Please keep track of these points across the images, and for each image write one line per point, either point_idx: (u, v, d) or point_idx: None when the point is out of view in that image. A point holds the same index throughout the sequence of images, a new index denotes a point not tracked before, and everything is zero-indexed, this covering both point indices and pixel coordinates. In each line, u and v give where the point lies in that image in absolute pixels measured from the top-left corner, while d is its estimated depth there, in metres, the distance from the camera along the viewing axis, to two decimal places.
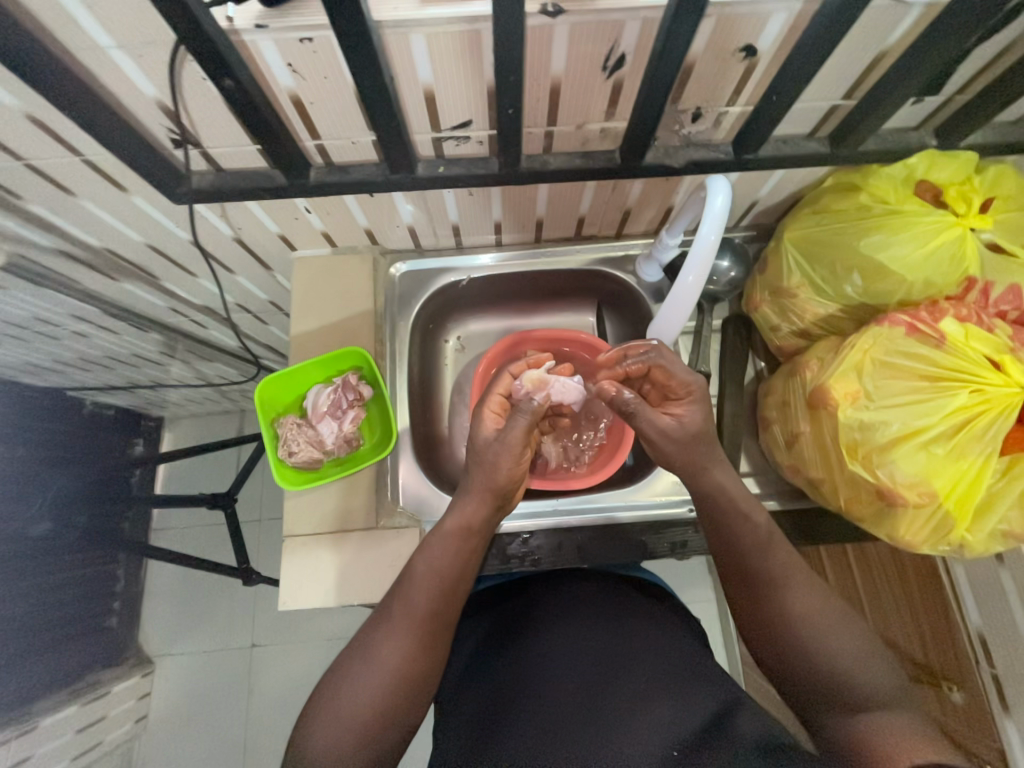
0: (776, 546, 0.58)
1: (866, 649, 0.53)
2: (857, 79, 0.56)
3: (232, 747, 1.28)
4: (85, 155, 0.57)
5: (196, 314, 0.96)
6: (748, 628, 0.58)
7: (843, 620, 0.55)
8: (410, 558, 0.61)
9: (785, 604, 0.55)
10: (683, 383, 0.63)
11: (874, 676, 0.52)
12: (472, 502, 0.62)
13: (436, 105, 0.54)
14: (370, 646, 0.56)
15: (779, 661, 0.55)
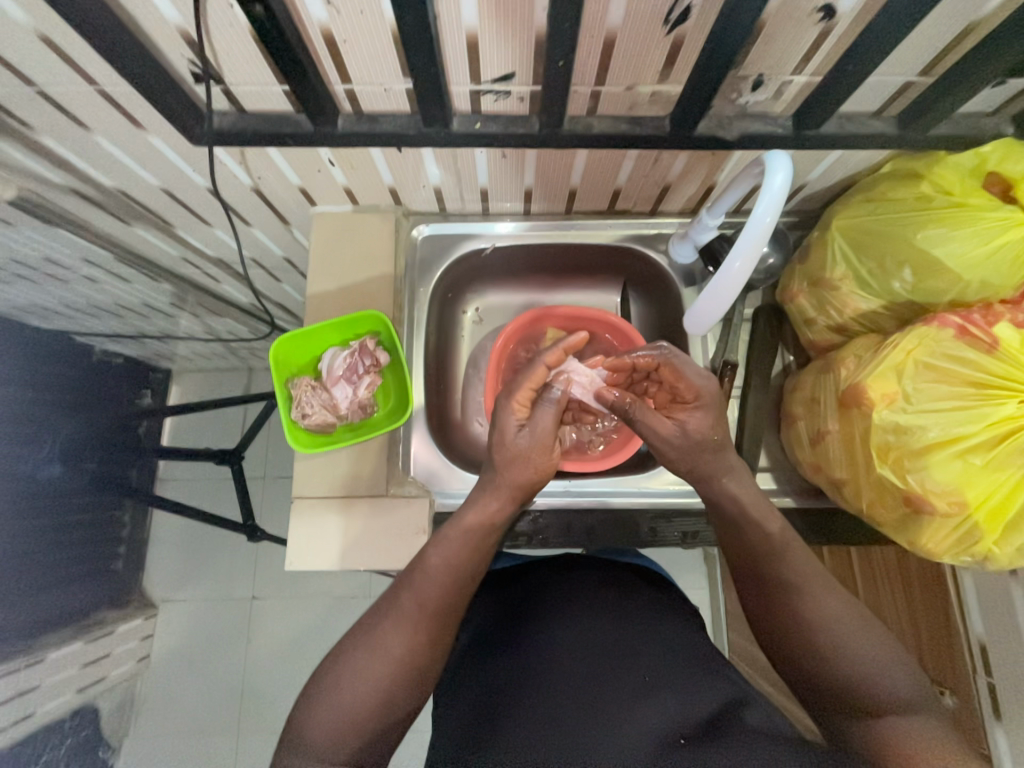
0: (792, 553, 0.57)
1: (888, 656, 0.53)
2: (939, 54, 0.51)
3: (231, 692, 1.33)
4: (100, 85, 0.54)
5: (209, 266, 0.94)
6: (763, 630, 0.58)
7: (865, 627, 0.54)
8: (424, 549, 0.60)
9: (801, 611, 0.55)
10: (692, 386, 0.61)
11: (895, 683, 0.51)
12: (495, 501, 0.61)
13: (478, 54, 0.50)
14: (380, 627, 0.57)
15: (794, 665, 0.55)
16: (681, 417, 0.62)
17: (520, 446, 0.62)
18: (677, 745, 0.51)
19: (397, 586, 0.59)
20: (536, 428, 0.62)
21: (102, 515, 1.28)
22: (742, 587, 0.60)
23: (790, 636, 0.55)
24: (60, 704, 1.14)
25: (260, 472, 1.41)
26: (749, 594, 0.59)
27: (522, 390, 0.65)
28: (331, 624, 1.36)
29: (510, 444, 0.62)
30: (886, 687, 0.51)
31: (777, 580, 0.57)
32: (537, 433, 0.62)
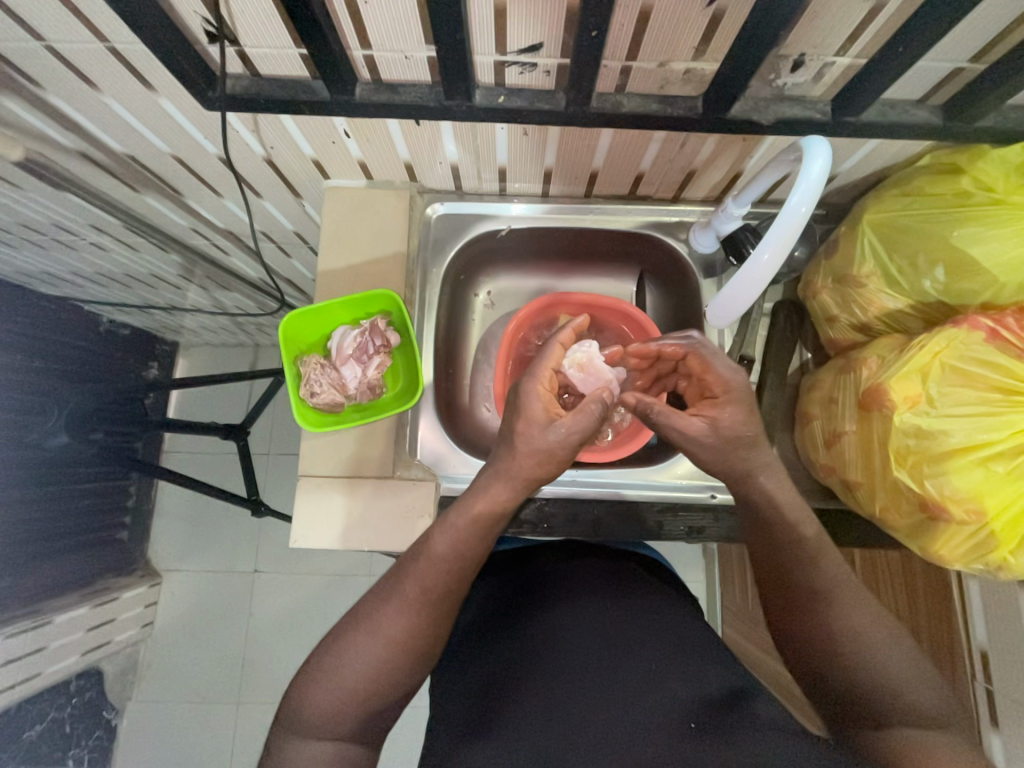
0: (824, 562, 0.56)
1: (915, 670, 0.52)
2: (994, 39, 0.48)
3: (231, 661, 1.35)
4: (110, 42, 0.51)
5: (219, 239, 0.92)
6: (784, 636, 0.57)
7: (896, 641, 0.53)
8: (430, 534, 0.58)
9: (829, 622, 0.54)
10: (721, 379, 0.59)
11: (919, 696, 0.51)
12: (501, 487, 0.59)
13: (506, 22, 0.48)
14: (381, 611, 0.56)
15: (815, 673, 0.54)
16: (713, 414, 0.58)
17: (548, 438, 0.59)
18: (688, 728, 0.51)
19: (400, 570, 0.58)
20: (566, 422, 0.59)
21: (107, 484, 1.29)
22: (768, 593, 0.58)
23: (816, 646, 0.54)
24: (66, 666, 1.17)
25: (265, 448, 1.42)
26: (773, 601, 0.58)
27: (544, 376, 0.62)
28: (331, 600, 1.37)
29: (537, 433, 0.59)
30: (910, 700, 0.51)
31: (806, 590, 0.55)
32: (567, 426, 0.59)
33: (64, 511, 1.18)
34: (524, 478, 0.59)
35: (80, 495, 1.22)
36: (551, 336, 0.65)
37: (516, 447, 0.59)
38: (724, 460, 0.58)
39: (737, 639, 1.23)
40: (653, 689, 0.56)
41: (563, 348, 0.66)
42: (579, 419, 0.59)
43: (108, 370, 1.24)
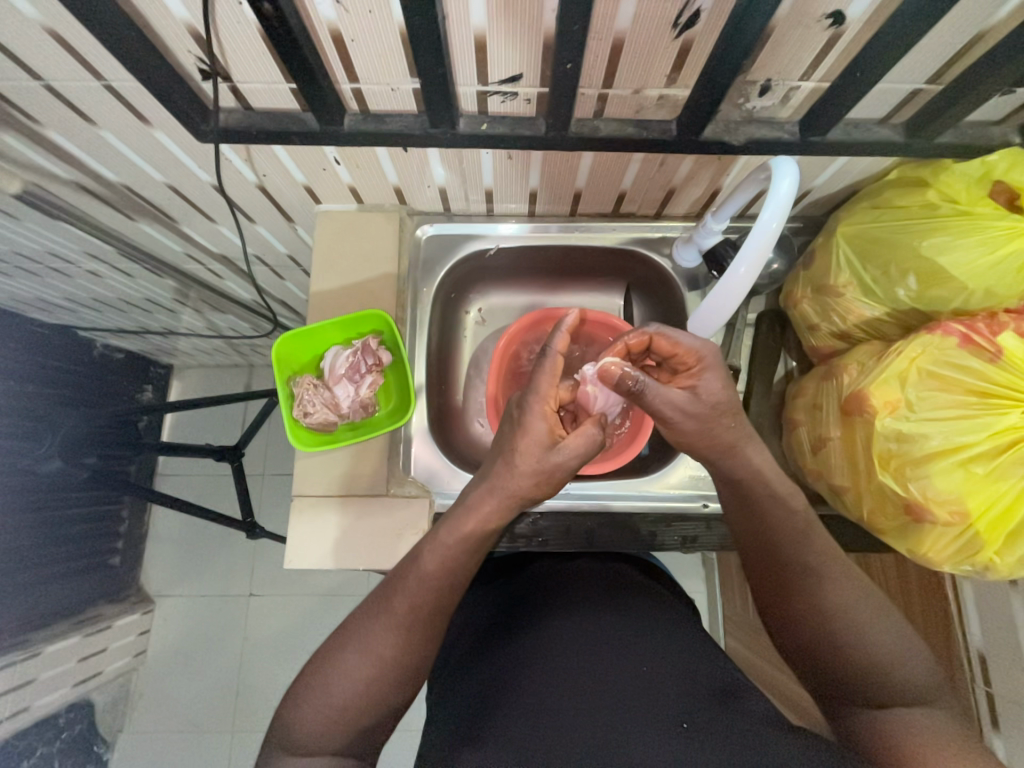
0: (813, 538, 0.57)
1: (906, 646, 0.53)
2: (947, 63, 0.51)
3: (226, 688, 1.33)
4: (107, 81, 0.54)
5: (213, 263, 0.94)
6: (778, 621, 0.58)
7: (886, 617, 0.55)
8: (420, 553, 0.59)
9: (822, 599, 0.55)
10: (692, 350, 0.58)
11: (911, 673, 0.52)
12: (489, 502, 0.60)
13: (486, 55, 0.50)
14: (371, 629, 0.56)
15: (810, 654, 0.55)
16: (692, 383, 0.58)
17: (550, 460, 0.60)
18: (681, 729, 0.51)
19: (389, 587, 0.59)
20: (570, 444, 0.60)
21: (100, 510, 1.28)
22: (759, 576, 0.59)
23: (810, 625, 0.55)
24: (56, 699, 1.14)
25: (260, 469, 1.41)
26: (765, 584, 0.59)
27: (548, 393, 0.61)
28: (328, 621, 1.36)
29: (538, 455, 0.59)
30: (903, 677, 0.52)
31: (800, 568, 0.56)
32: (569, 448, 0.60)
33: (56, 538, 1.17)
34: (517, 495, 0.60)
35: (72, 521, 1.21)
36: (551, 344, 0.61)
37: (516, 467, 0.60)
38: (709, 431, 0.57)
39: (738, 649, 1.22)
40: (647, 689, 0.55)
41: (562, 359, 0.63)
42: (580, 443, 0.60)
43: (102, 394, 1.24)
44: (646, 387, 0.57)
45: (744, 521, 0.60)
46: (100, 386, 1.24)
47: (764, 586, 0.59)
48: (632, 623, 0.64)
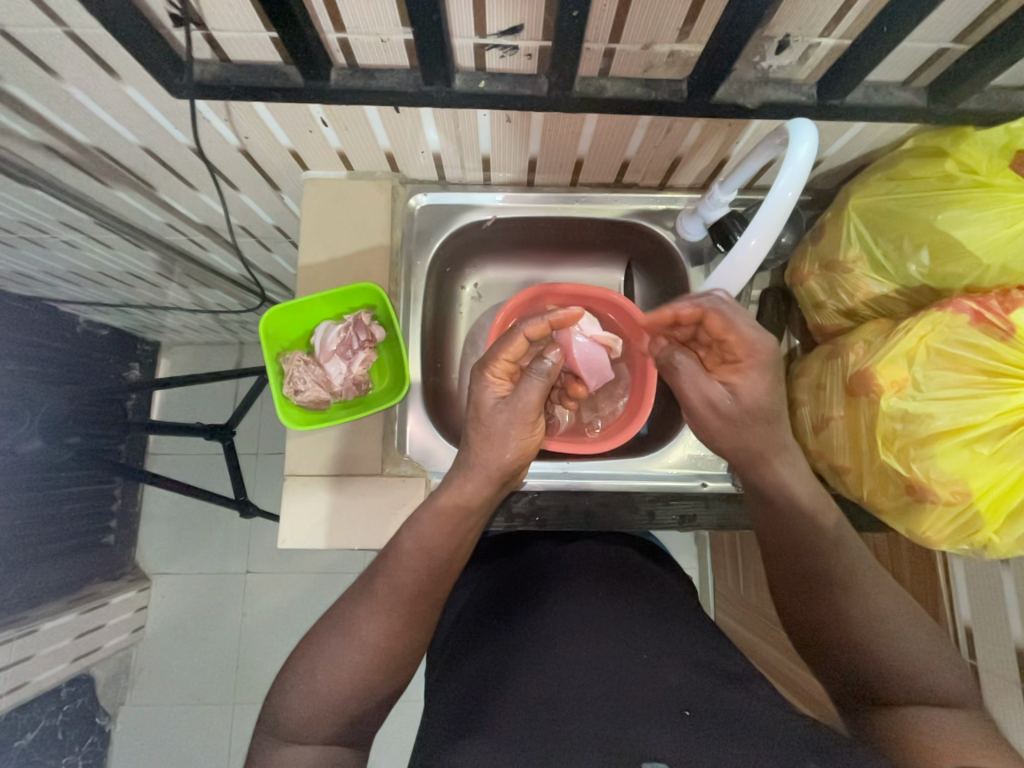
0: (822, 548, 0.58)
1: (932, 651, 0.54)
2: (977, 20, 0.48)
3: (226, 662, 1.34)
4: (69, 27, 0.49)
5: (196, 234, 0.89)
6: (798, 624, 0.59)
7: (911, 624, 0.55)
8: (398, 533, 0.60)
9: (844, 605, 0.56)
10: (744, 341, 0.59)
11: (937, 677, 0.52)
12: (471, 481, 0.60)
13: (484, 3, 0.46)
14: (355, 614, 0.57)
15: (829, 657, 0.56)
16: (733, 378, 0.61)
17: (495, 422, 0.61)
18: (683, 716, 0.50)
19: (372, 572, 0.60)
20: (516, 403, 0.61)
21: (91, 488, 1.26)
22: (780, 580, 0.61)
23: (831, 630, 0.56)
24: (55, 674, 1.15)
25: (253, 448, 1.39)
26: (784, 588, 0.60)
27: (498, 365, 0.63)
28: (324, 599, 1.37)
29: (485, 418, 0.62)
30: (929, 681, 0.52)
31: (823, 572, 0.58)
32: (514, 404, 0.61)
33: (47, 517, 1.16)
34: (496, 467, 0.61)
35: (63, 500, 1.19)
36: (519, 324, 0.62)
37: (473, 438, 0.62)
38: (738, 431, 0.61)
39: (730, 624, 1.24)
40: (647, 680, 0.55)
41: (528, 340, 0.64)
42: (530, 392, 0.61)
43: (88, 371, 1.21)
44: (680, 367, 0.63)
45: (768, 525, 0.61)
46: (85, 362, 1.20)
47: (785, 589, 0.60)
48: (636, 617, 0.64)
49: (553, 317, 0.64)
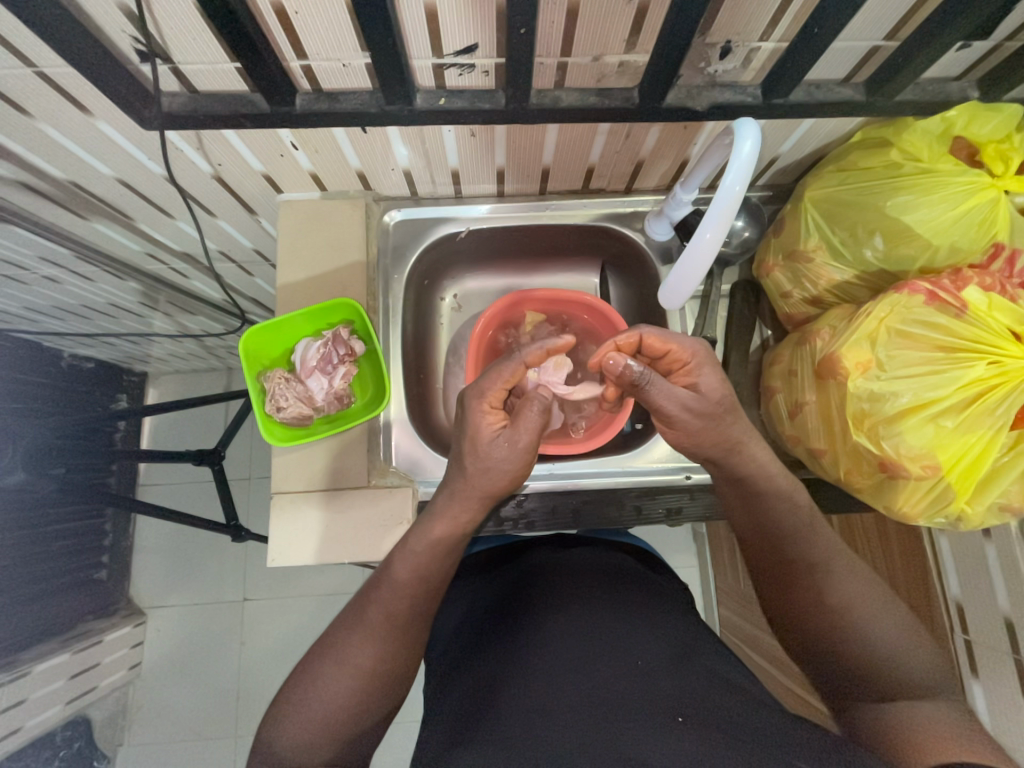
0: (819, 536, 0.60)
1: (908, 639, 0.55)
2: (903, 18, 0.51)
3: (226, 694, 1.32)
4: (38, 67, 0.51)
5: (176, 262, 0.91)
6: (782, 611, 0.60)
7: (885, 610, 0.57)
8: (390, 563, 0.59)
9: (825, 588, 0.58)
10: (686, 348, 0.60)
11: (913, 665, 0.53)
12: (459, 506, 0.60)
13: (438, 25, 0.48)
14: (348, 641, 0.57)
15: (813, 641, 0.57)
16: (692, 381, 0.60)
17: (495, 457, 0.59)
18: (676, 722, 0.49)
19: (364, 600, 0.59)
20: (513, 436, 0.59)
21: (80, 524, 1.25)
22: (761, 568, 0.62)
23: (813, 616, 0.57)
24: (49, 718, 1.12)
25: (244, 474, 1.39)
26: (766, 579, 0.62)
27: (495, 390, 0.61)
28: (324, 622, 1.35)
29: (484, 455, 0.59)
30: (908, 668, 0.53)
31: (801, 558, 0.59)
32: (518, 438, 0.59)
33: (37, 555, 1.15)
34: (485, 493, 0.60)
35: (52, 538, 1.18)
36: (517, 351, 0.62)
37: (467, 471, 0.60)
38: (711, 431, 0.60)
39: (733, 619, 1.24)
40: (639, 678, 0.55)
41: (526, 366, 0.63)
42: (528, 424, 0.59)
43: (74, 405, 1.21)
44: (651, 382, 0.59)
45: (744, 522, 0.63)
46: (71, 396, 1.20)
47: (767, 576, 0.62)
48: (632, 616, 0.64)
49: (544, 346, 0.64)
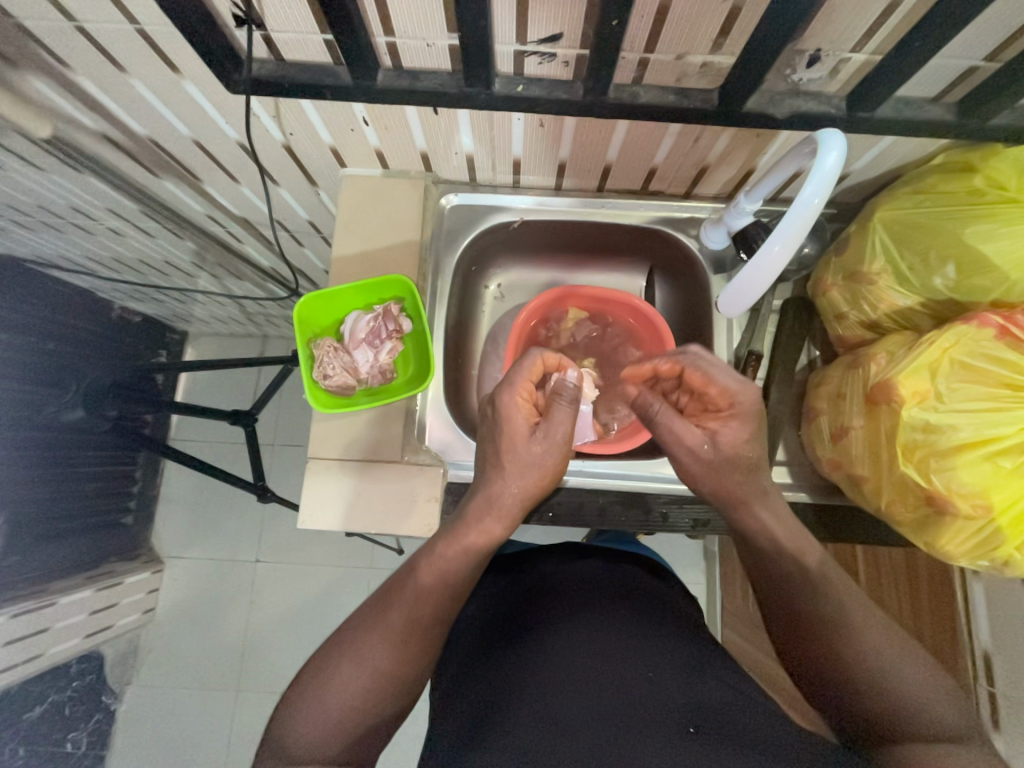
0: (829, 582, 0.58)
1: (931, 686, 0.53)
2: (1009, 39, 0.49)
3: (232, 649, 1.36)
4: (140, 24, 0.53)
5: (233, 226, 0.93)
6: (796, 656, 0.58)
7: (906, 658, 0.54)
8: (416, 566, 0.60)
9: (844, 640, 0.55)
10: (724, 391, 0.59)
11: (936, 710, 0.51)
12: (491, 520, 0.60)
13: (528, 11, 0.49)
14: (366, 640, 0.58)
15: (828, 691, 0.55)
16: (716, 427, 0.60)
17: (537, 449, 0.61)
18: (687, 734, 0.50)
19: (386, 600, 0.60)
20: (547, 431, 0.61)
21: (114, 469, 1.30)
22: (774, 614, 0.61)
23: (828, 666, 0.55)
24: (68, 648, 1.18)
25: (271, 438, 1.43)
26: (778, 623, 0.60)
27: (523, 388, 0.62)
28: (331, 591, 1.38)
29: (524, 449, 0.60)
30: (931, 715, 0.51)
31: (815, 610, 0.57)
32: (550, 433, 0.61)
33: (73, 493, 1.20)
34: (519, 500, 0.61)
35: (88, 478, 1.23)
36: (534, 347, 0.63)
37: (505, 465, 0.61)
38: (716, 476, 0.61)
39: (737, 641, 1.22)
40: (651, 693, 0.55)
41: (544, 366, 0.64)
42: (562, 419, 0.61)
43: (119, 355, 1.26)
44: (662, 414, 0.62)
45: (755, 567, 0.62)
46: (118, 346, 1.25)
47: (780, 623, 0.60)
48: (641, 628, 0.64)
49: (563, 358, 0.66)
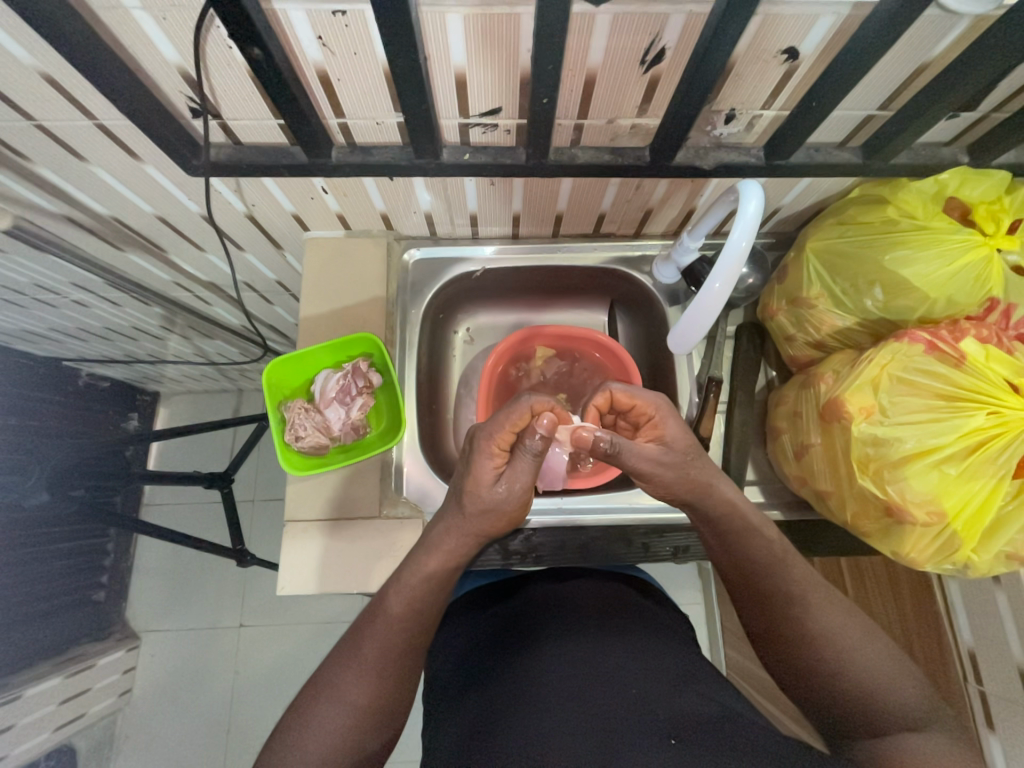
0: (792, 565, 0.59)
1: (893, 671, 0.54)
2: (896, 91, 0.55)
3: (216, 725, 1.28)
4: (99, 120, 0.55)
5: (201, 291, 0.95)
6: (770, 648, 0.58)
7: (866, 645, 0.55)
8: (383, 593, 0.60)
9: (815, 623, 0.56)
10: (649, 401, 0.61)
11: (902, 694, 0.53)
12: (453, 537, 0.62)
13: (466, 90, 0.53)
14: (341, 676, 0.57)
15: (800, 685, 0.56)
16: (658, 434, 0.61)
17: (495, 498, 0.61)
18: (670, 745, 0.48)
19: (360, 633, 0.59)
20: (508, 483, 0.61)
21: (84, 544, 1.25)
22: (744, 610, 0.61)
23: (800, 654, 0.55)
24: (36, 745, 1.10)
25: (250, 495, 1.40)
26: (749, 614, 0.60)
27: (499, 437, 0.61)
28: (320, 651, 1.32)
29: (483, 496, 0.61)
30: (898, 702, 0.52)
31: (783, 594, 0.58)
32: (511, 487, 0.61)
33: (39, 574, 1.15)
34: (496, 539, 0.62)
35: (54, 557, 1.18)
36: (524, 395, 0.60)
37: (463, 510, 0.62)
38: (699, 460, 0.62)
39: (738, 660, 1.21)
40: (634, 703, 0.53)
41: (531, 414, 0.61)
42: (524, 478, 0.61)
43: (87, 424, 1.23)
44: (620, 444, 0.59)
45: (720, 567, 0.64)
46: (84, 415, 1.23)
47: (753, 618, 0.60)
48: (625, 639, 0.62)
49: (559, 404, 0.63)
